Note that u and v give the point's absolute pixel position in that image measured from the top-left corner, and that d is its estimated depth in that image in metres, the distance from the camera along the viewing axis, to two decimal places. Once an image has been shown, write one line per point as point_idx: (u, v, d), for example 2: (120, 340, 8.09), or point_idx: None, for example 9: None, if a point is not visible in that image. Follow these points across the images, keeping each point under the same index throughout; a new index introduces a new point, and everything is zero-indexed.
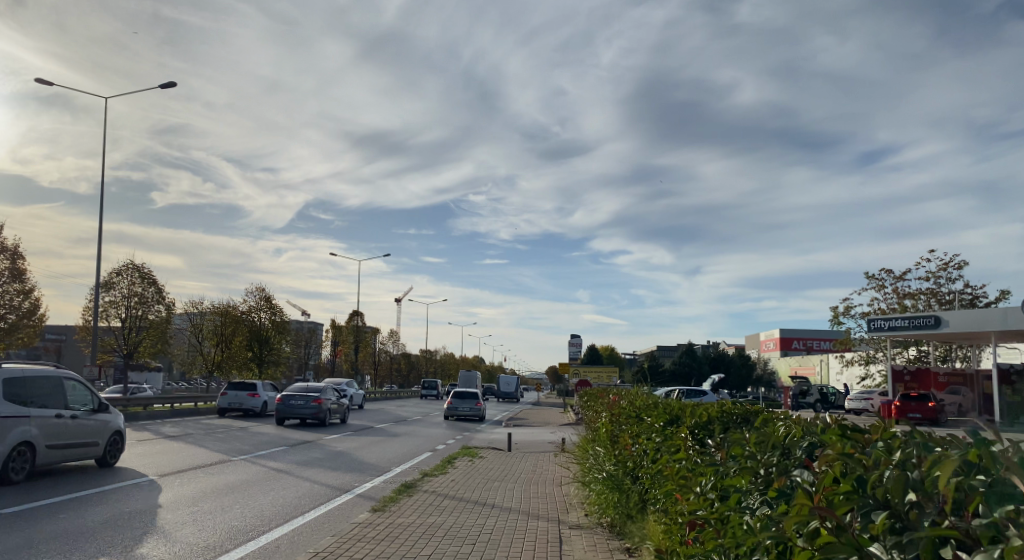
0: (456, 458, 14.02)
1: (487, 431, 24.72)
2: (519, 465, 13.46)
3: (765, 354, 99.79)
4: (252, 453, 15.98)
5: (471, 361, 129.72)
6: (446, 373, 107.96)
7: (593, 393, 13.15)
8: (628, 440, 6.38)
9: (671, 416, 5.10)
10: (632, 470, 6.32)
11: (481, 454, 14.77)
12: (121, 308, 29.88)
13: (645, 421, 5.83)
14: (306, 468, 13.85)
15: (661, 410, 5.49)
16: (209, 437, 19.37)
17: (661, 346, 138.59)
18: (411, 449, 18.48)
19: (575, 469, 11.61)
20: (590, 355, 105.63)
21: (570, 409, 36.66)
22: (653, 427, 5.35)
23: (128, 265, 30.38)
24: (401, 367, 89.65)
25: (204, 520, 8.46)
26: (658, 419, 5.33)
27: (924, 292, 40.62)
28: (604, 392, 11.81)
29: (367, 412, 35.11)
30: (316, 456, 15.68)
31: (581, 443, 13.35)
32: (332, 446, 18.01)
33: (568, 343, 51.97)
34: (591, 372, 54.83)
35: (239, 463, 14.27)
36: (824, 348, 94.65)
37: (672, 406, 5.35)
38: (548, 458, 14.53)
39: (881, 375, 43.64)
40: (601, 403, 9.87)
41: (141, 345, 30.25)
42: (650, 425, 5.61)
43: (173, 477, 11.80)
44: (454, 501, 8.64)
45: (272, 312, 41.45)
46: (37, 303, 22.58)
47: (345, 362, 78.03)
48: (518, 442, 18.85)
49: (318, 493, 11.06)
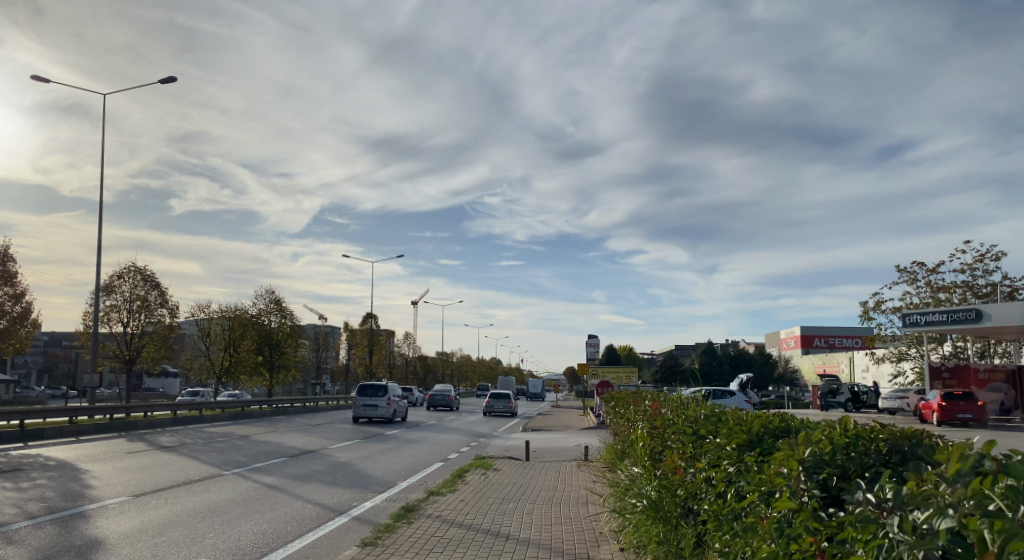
0: (468, 471, 12.64)
1: (503, 437, 23.26)
2: (538, 479, 12.05)
3: (786, 353, 97.38)
4: (248, 466, 14.69)
5: (488, 362, 128.35)
6: (462, 376, 106.63)
7: (620, 396, 11.78)
8: (677, 459, 5.00)
9: (748, 436, 3.67)
10: (681, 496, 4.94)
11: (497, 466, 13.34)
12: (123, 312, 28.89)
13: (702, 437, 4.44)
14: (302, 483, 12.51)
15: (728, 424, 4.08)
16: (206, 448, 18.16)
17: (679, 346, 136.22)
18: (421, 458, 17.10)
19: (604, 487, 10.17)
20: (608, 355, 103.81)
21: (590, 412, 35.10)
22: (720, 447, 3.96)
23: (130, 267, 29.46)
24: (417, 369, 88.49)
25: (167, 554, 7.18)
26: (727, 435, 3.89)
27: (960, 285, 38.49)
28: (634, 395, 10.48)
29: (378, 417, 33.76)
30: (316, 469, 14.36)
31: (609, 455, 11.88)
32: (335, 456, 16.69)
33: (587, 343, 50.36)
34: (610, 372, 53.14)
35: (230, 478, 12.98)
36: (848, 344, 92.01)
37: (748, 421, 3.92)
38: (570, 470, 13.07)
39: (914, 372, 41.49)
40: (633, 409, 8.55)
41: (144, 350, 29.32)
42: (713, 443, 4.21)
43: (150, 496, 10.54)
44: (461, 530, 7.27)
45: (282, 315, 41.18)
46: (30, 307, 21.59)
47: (360, 365, 76.85)
48: (537, 449, 17.40)
49: (309, 515, 9.68)
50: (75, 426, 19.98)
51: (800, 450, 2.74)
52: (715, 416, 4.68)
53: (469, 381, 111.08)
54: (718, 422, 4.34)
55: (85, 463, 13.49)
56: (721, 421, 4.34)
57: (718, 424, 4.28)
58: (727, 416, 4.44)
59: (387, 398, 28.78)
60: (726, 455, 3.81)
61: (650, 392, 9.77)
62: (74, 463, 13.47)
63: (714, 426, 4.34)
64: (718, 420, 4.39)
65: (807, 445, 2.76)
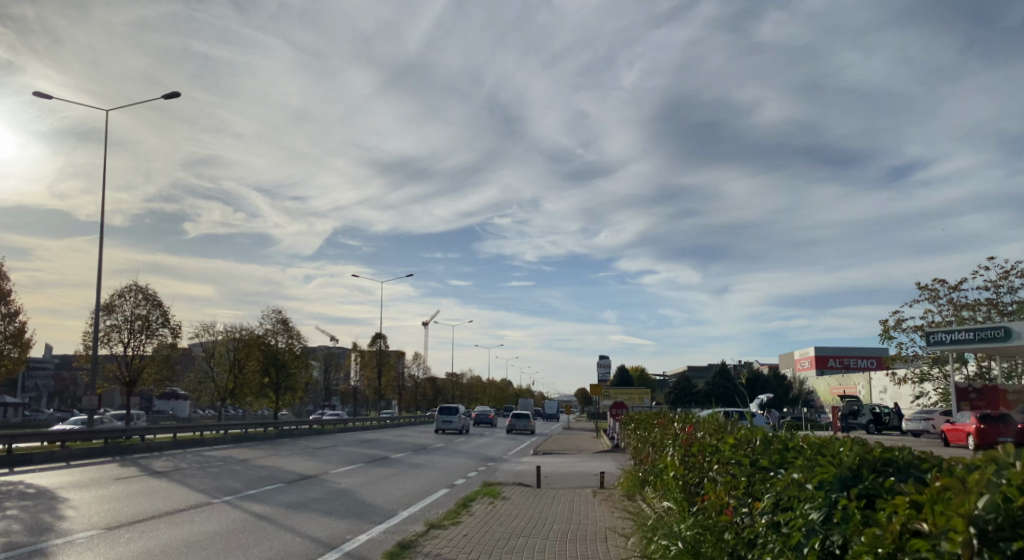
0: (475, 500, 11.61)
1: (512, 461, 22.21)
2: (551, 509, 11.03)
3: (801, 374, 95.43)
4: (241, 492, 13.75)
5: (498, 383, 126.96)
6: (472, 397, 105.33)
7: (641, 416, 10.80)
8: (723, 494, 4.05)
9: (838, 471, 2.71)
10: (725, 540, 3.98)
11: (506, 494, 12.30)
12: (124, 331, 28.19)
13: (761, 469, 3.49)
14: (294, 513, 11.53)
15: (805, 452, 3.12)
16: (201, 472, 17.27)
17: (692, 368, 134.14)
18: (426, 485, 16.10)
19: (627, 520, 9.11)
20: (620, 376, 102.20)
21: (601, 435, 33.86)
22: (794, 479, 3.00)
23: (132, 286, 28.88)
24: (426, 391, 87.37)
25: None
26: (807, 467, 2.95)
27: (985, 302, 37.07)
28: (656, 416, 9.45)
29: (384, 440, 32.68)
30: (312, 496, 13.41)
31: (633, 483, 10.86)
32: (334, 482, 15.75)
33: (599, 364, 49.19)
34: (622, 393, 51.90)
35: (219, 506, 12.04)
36: (864, 365, 90.09)
37: (831, 451, 2.96)
38: (586, 498, 12.03)
39: (938, 393, 39.99)
40: (660, 432, 7.56)
41: (145, 371, 28.58)
42: (781, 474, 3.23)
43: (127, 527, 9.63)
44: None
45: (289, 336, 40.09)
46: (24, 326, 20.91)
47: (369, 387, 75.71)
48: (550, 474, 16.34)
49: (296, 550, 8.69)
50: (66, 450, 19.13)
51: (967, 507, 2.04)
52: (777, 442, 3.72)
53: (479, 402, 109.67)
54: (786, 447, 3.39)
55: (65, 491, 12.59)
56: (791, 447, 3.38)
57: (787, 452, 3.33)
58: (795, 442, 3.48)
59: (459, 415, 38.06)
60: (807, 493, 2.87)
61: (676, 413, 8.76)
62: (54, 491, 12.58)
63: (783, 454, 3.38)
64: (784, 447, 3.43)
65: (976, 501, 2.04)
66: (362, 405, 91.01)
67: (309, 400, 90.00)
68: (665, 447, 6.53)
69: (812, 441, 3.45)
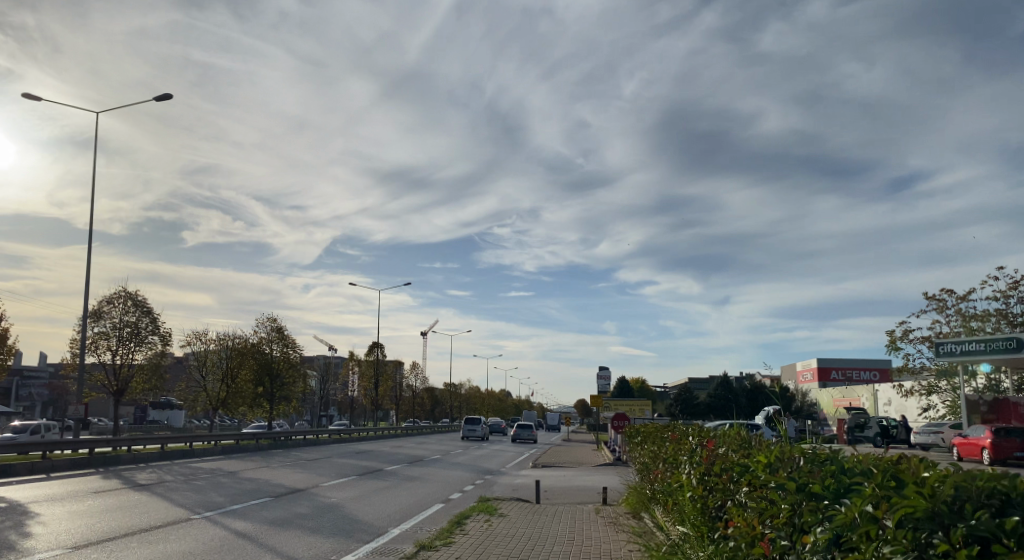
0: (470, 517, 10.91)
1: (511, 474, 21.46)
2: (551, 527, 10.34)
3: (802, 386, 94.55)
4: (224, 508, 13.05)
5: (497, 394, 125.97)
6: (471, 408, 104.38)
7: (647, 429, 10.12)
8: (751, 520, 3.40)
9: (929, 505, 2.08)
10: None
11: (503, 511, 11.60)
12: (113, 339, 27.55)
13: (813, 497, 2.83)
14: (277, 531, 10.83)
15: (874, 478, 2.49)
16: (186, 485, 16.54)
17: (693, 379, 133.15)
18: (420, 500, 15.37)
19: (633, 543, 8.39)
20: (620, 387, 101.35)
21: (603, 447, 33.09)
22: (864, 511, 2.37)
23: (122, 292, 28.32)
24: (424, 402, 86.52)
25: None
26: (880, 497, 2.32)
27: (993, 313, 36.33)
28: (665, 428, 8.76)
29: (380, 452, 31.90)
30: (298, 512, 12.69)
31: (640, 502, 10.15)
32: (323, 496, 15.04)
33: (599, 375, 48.44)
34: (623, 404, 51.13)
35: (198, 523, 11.33)
36: (865, 377, 89.26)
37: (913, 477, 2.33)
38: (588, 516, 11.33)
39: (946, 405, 39.21)
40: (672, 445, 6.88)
41: (134, 380, 27.89)
42: (844, 502, 2.59)
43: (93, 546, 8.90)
44: None
45: (284, 344, 39.43)
46: (6, 332, 20.26)
47: (366, 397, 74.81)
48: (550, 489, 15.61)
49: None
50: (47, 461, 18.43)
51: None
52: (827, 463, 3.09)
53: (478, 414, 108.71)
54: (844, 470, 2.76)
55: (35, 506, 11.88)
56: (850, 471, 2.74)
57: (846, 477, 2.69)
58: (853, 463, 2.84)
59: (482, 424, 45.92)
60: (885, 532, 2.25)
61: (687, 426, 8.12)
62: (23, 506, 11.87)
63: (841, 478, 2.74)
64: (842, 468, 2.78)
65: None
66: (360, 415, 89.94)
67: (305, 411, 89.12)
68: (679, 465, 5.84)
69: (876, 462, 2.81)
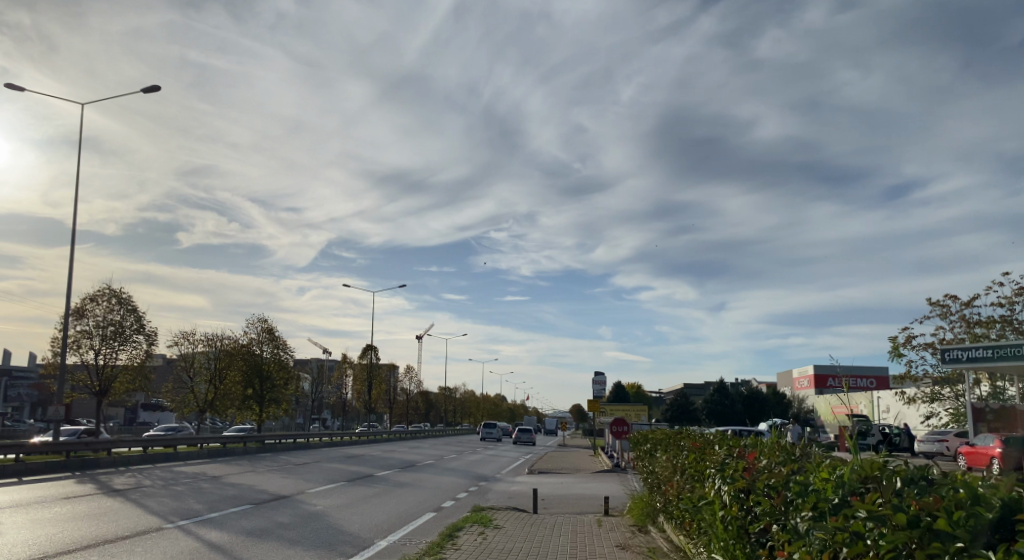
0: (463, 529, 10.11)
1: (507, 482, 20.65)
2: (551, 541, 9.55)
3: (799, 393, 93.86)
4: (200, 516, 12.23)
5: (492, 397, 125.04)
6: (466, 412, 103.44)
7: (656, 435, 9.34)
8: (815, 553, 2.70)
9: None
10: None
11: (499, 523, 10.78)
12: (96, 338, 26.72)
13: (932, 532, 2.14)
14: (255, 542, 10.02)
15: None
16: (165, 491, 15.69)
17: (689, 385, 132.59)
18: (410, 508, 14.54)
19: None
20: (617, 392, 100.51)
21: (601, 453, 32.23)
22: None
23: (106, 289, 27.50)
24: (419, 406, 85.56)
25: None
26: None
27: (998, 319, 35.61)
28: (678, 436, 7.98)
29: (372, 456, 31.03)
30: (279, 521, 11.87)
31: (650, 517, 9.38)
32: (308, 504, 14.21)
33: (595, 381, 47.63)
34: (619, 409, 50.35)
35: (170, 533, 10.52)
36: (862, 385, 88.68)
37: None
38: (590, 528, 10.53)
39: (949, 413, 38.41)
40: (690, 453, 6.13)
41: (117, 380, 27.04)
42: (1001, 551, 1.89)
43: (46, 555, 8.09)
44: None
45: (275, 346, 38.59)
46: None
47: (360, 401, 73.80)
48: (548, 498, 14.79)
49: None
50: (21, 464, 17.58)
51: None
52: (940, 485, 2.37)
53: (472, 418, 107.75)
54: (989, 504, 2.05)
55: None
56: (997, 506, 2.04)
57: (1000, 512, 2.01)
58: (995, 493, 2.12)
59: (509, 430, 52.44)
60: None
61: (705, 434, 7.36)
62: None
63: (987, 514, 2.04)
64: (981, 496, 2.08)
65: None
66: (354, 419, 88.88)
67: (298, 414, 88.11)
68: (706, 480, 5.07)
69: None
